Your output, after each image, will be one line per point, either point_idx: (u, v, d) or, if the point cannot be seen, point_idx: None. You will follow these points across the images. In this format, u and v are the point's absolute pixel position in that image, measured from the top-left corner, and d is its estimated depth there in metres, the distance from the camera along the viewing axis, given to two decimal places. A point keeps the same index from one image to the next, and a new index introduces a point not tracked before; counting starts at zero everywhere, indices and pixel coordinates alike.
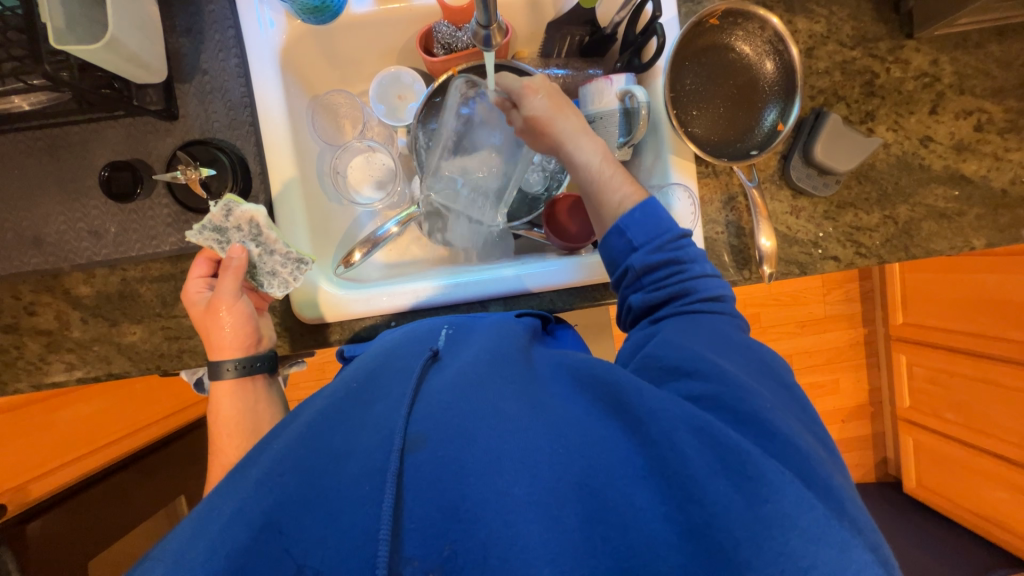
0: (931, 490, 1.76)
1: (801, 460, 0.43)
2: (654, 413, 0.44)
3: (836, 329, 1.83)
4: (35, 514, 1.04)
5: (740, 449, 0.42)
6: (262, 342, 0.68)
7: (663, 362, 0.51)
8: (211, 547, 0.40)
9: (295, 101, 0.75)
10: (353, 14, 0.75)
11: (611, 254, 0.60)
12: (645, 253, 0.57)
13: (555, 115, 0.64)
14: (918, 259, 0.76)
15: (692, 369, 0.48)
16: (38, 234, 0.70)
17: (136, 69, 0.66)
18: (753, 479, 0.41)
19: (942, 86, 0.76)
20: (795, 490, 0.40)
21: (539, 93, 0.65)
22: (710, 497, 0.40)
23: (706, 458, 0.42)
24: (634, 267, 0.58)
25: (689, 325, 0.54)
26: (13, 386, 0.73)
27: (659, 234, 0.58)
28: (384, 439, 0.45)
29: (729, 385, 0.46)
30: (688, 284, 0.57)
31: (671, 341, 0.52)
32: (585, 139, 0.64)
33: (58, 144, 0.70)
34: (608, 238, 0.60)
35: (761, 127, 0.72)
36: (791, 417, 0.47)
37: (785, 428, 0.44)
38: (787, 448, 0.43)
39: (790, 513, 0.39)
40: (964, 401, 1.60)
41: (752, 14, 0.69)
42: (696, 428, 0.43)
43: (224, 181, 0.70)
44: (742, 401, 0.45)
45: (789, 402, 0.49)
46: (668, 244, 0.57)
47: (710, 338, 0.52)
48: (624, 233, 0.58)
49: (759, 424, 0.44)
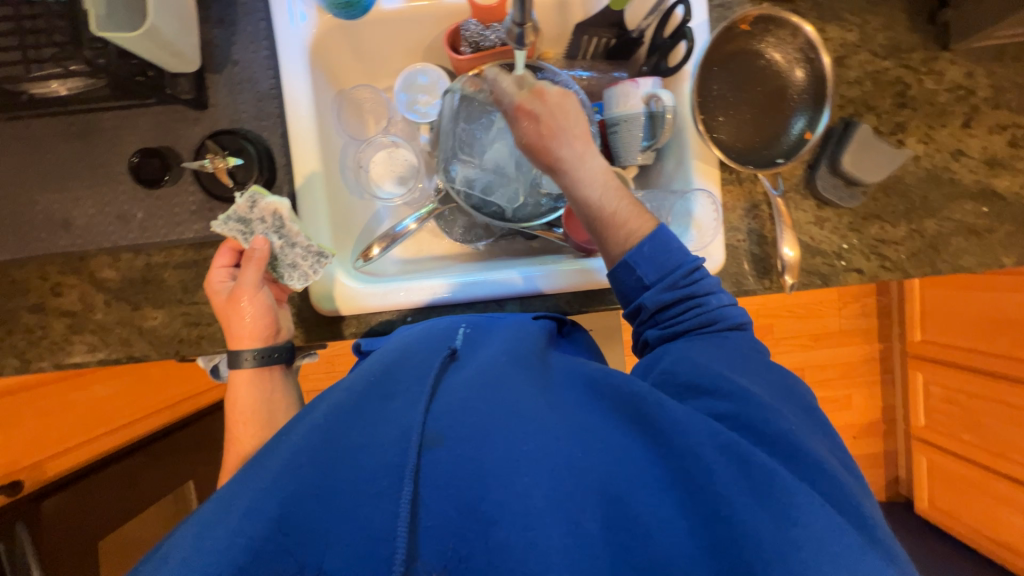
0: (943, 512, 1.73)
1: (831, 485, 0.43)
2: (679, 426, 0.44)
3: (851, 344, 1.80)
4: (47, 493, 1.05)
5: (771, 470, 0.42)
6: (281, 333, 0.69)
7: (679, 379, 0.50)
8: (227, 533, 0.40)
9: (322, 95, 0.76)
10: (383, 10, 0.75)
11: (623, 291, 0.60)
12: (658, 292, 0.57)
13: (549, 143, 0.61)
14: (944, 275, 0.75)
15: (712, 387, 0.48)
16: (67, 216, 0.71)
17: (171, 58, 0.67)
18: (783, 501, 0.40)
19: (976, 100, 0.74)
20: (827, 514, 0.40)
21: (530, 119, 0.61)
22: (737, 514, 0.40)
23: (734, 476, 0.42)
24: (648, 305, 0.57)
25: (705, 345, 0.54)
26: (35, 365, 0.75)
27: (669, 272, 0.57)
28: (401, 436, 0.44)
29: (751, 404, 0.46)
30: (707, 317, 0.56)
31: (686, 358, 0.52)
32: (583, 169, 0.60)
33: (91, 129, 0.71)
34: (616, 273, 0.60)
35: (789, 135, 0.71)
36: (818, 441, 0.47)
37: (812, 451, 0.44)
38: (814, 470, 0.43)
39: (821, 537, 0.39)
40: (982, 423, 1.56)
41: (784, 21, 0.69)
42: (722, 444, 0.43)
43: (250, 171, 0.70)
44: (766, 421, 0.45)
45: (814, 426, 0.49)
46: (682, 281, 0.57)
47: (725, 356, 0.52)
48: (634, 270, 0.58)
49: (785, 442, 0.44)
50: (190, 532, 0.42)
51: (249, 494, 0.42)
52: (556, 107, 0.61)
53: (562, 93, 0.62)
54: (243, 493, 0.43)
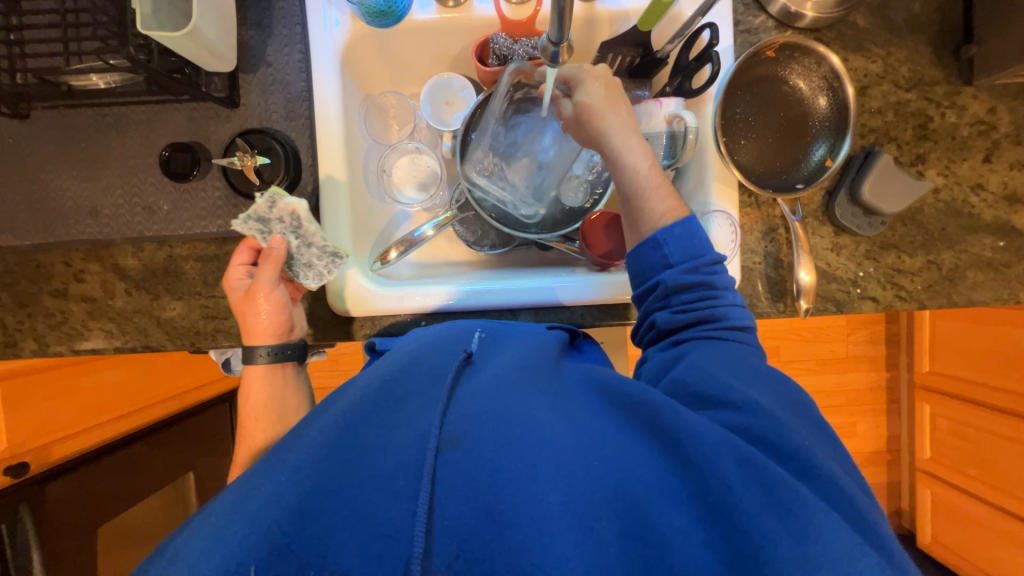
0: (946, 546, 1.70)
1: (845, 499, 0.43)
2: (695, 436, 0.44)
3: (857, 371, 1.79)
4: (53, 476, 1.07)
5: (786, 484, 0.41)
6: (295, 331, 0.69)
7: (692, 389, 0.50)
8: (249, 524, 0.40)
9: (351, 100, 0.78)
10: (415, 20, 0.77)
11: (640, 265, 0.60)
12: (678, 273, 0.57)
13: (607, 108, 0.63)
14: (961, 308, 0.75)
15: (725, 398, 0.48)
16: (95, 205, 0.73)
17: (208, 57, 0.68)
18: (800, 514, 0.40)
19: (998, 135, 0.75)
20: (843, 530, 0.40)
21: (597, 81, 0.64)
22: (755, 528, 0.39)
23: (750, 488, 0.41)
24: (666, 283, 0.57)
25: (716, 350, 0.53)
26: (53, 349, 0.76)
27: (695, 256, 0.58)
28: (418, 438, 0.45)
29: (765, 417, 0.46)
30: (718, 311, 0.56)
31: (697, 366, 0.51)
32: (634, 140, 0.63)
33: (124, 121, 0.73)
34: (641, 249, 0.60)
35: (809, 161, 0.72)
36: (827, 454, 0.47)
37: (826, 465, 0.44)
38: (828, 486, 0.43)
39: (840, 555, 0.39)
40: (988, 458, 1.54)
41: (810, 49, 0.70)
42: (738, 456, 0.43)
43: (276, 169, 0.72)
44: (778, 433, 0.45)
45: (821, 437, 0.49)
46: (704, 269, 0.58)
47: (736, 365, 0.52)
48: (661, 247, 0.59)
49: (798, 459, 0.44)
50: (205, 522, 0.42)
51: (267, 487, 0.42)
52: (612, 87, 0.65)
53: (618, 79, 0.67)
54: (259, 486, 0.43)
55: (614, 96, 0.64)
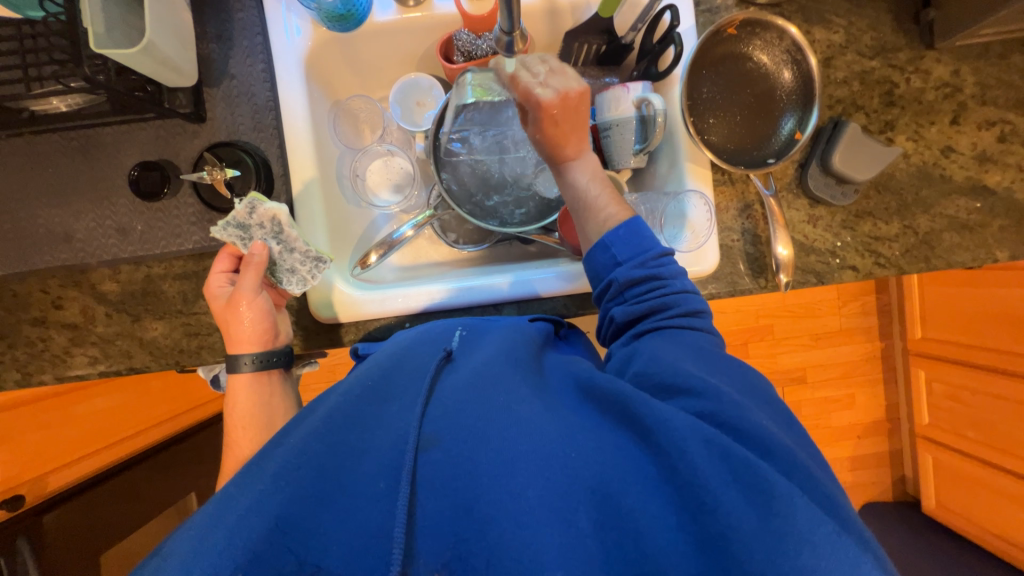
0: (950, 510, 1.71)
1: (806, 476, 0.44)
2: (664, 423, 0.44)
3: (852, 343, 1.80)
4: (51, 506, 1.06)
5: (753, 463, 0.41)
6: (279, 338, 0.69)
7: (654, 379, 0.50)
8: (228, 536, 0.40)
9: (318, 107, 0.78)
10: (376, 22, 0.77)
11: (594, 268, 0.60)
12: (628, 268, 0.57)
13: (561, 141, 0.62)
14: (940, 270, 0.75)
15: (688, 385, 0.47)
16: (68, 231, 0.72)
17: (169, 73, 0.68)
18: (765, 493, 0.40)
19: (964, 97, 0.75)
20: (808, 506, 0.40)
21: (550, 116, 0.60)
22: (722, 507, 0.40)
23: (719, 471, 0.42)
24: (618, 280, 0.57)
25: (671, 341, 0.53)
26: (37, 379, 0.75)
27: (640, 251, 0.58)
28: (397, 440, 0.45)
29: (725, 401, 0.46)
30: (669, 300, 0.56)
31: (657, 358, 0.51)
32: (579, 162, 0.64)
33: (91, 144, 0.72)
34: (592, 253, 0.60)
35: (779, 135, 0.72)
36: (785, 433, 0.47)
37: (790, 446, 0.45)
38: (791, 464, 0.43)
39: (804, 529, 0.39)
40: (987, 420, 1.55)
41: (770, 24, 0.70)
42: (706, 439, 0.43)
43: (247, 181, 0.72)
44: (741, 416, 0.45)
45: (778, 417, 0.49)
46: (650, 262, 0.57)
47: (693, 354, 0.52)
48: (608, 248, 0.59)
49: (763, 441, 0.44)
50: (188, 535, 0.42)
51: (248, 495, 0.42)
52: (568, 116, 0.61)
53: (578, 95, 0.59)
54: (241, 496, 0.43)
55: (563, 119, 0.61)
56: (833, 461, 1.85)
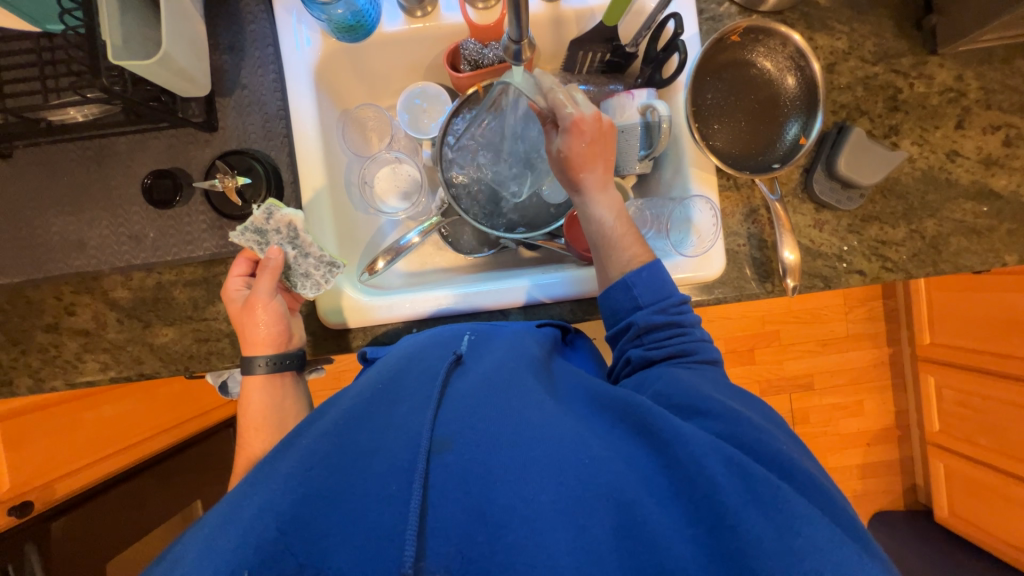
0: (964, 519, 1.67)
1: (816, 490, 0.45)
2: (683, 438, 0.44)
3: (859, 349, 1.78)
4: (59, 512, 1.06)
5: (772, 483, 0.42)
6: (292, 341, 0.69)
7: (674, 400, 0.50)
8: (242, 533, 0.40)
9: (327, 116, 0.79)
10: (385, 32, 0.78)
11: (613, 309, 0.62)
12: (649, 313, 0.59)
13: (586, 163, 0.64)
14: (948, 274, 0.75)
15: (705, 408, 0.49)
16: (82, 238, 0.73)
17: (184, 84, 0.69)
18: (786, 511, 0.41)
19: (968, 101, 0.76)
20: (827, 526, 0.41)
21: (585, 133, 0.63)
22: (742, 523, 0.40)
23: (736, 486, 0.42)
24: (637, 323, 0.59)
25: (691, 373, 0.55)
26: (49, 384, 0.76)
27: (661, 297, 0.60)
28: (409, 442, 0.45)
29: (741, 424, 0.47)
30: (689, 346, 0.58)
31: (677, 380, 0.52)
32: (603, 195, 0.65)
33: (107, 154, 0.74)
34: (611, 293, 0.62)
35: (784, 140, 0.73)
36: (801, 454, 0.49)
37: (807, 469, 0.46)
38: (807, 484, 0.45)
39: (823, 546, 0.40)
40: (998, 427, 1.53)
41: (774, 31, 0.71)
42: (726, 459, 0.43)
43: (257, 189, 0.73)
44: (756, 440, 0.46)
45: (794, 442, 0.51)
46: (672, 309, 0.60)
47: (710, 382, 0.53)
48: (630, 289, 0.60)
49: (778, 461, 0.45)
50: (201, 534, 0.42)
51: (260, 497, 0.42)
52: (598, 138, 0.64)
53: (608, 126, 0.65)
54: (254, 495, 0.43)
55: (595, 142, 0.64)
56: (843, 470, 1.82)
